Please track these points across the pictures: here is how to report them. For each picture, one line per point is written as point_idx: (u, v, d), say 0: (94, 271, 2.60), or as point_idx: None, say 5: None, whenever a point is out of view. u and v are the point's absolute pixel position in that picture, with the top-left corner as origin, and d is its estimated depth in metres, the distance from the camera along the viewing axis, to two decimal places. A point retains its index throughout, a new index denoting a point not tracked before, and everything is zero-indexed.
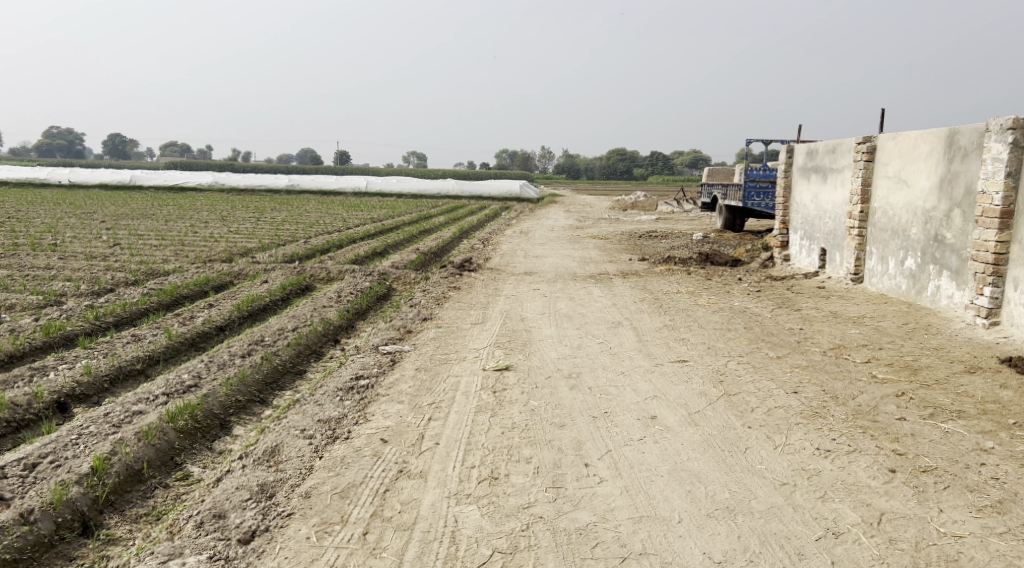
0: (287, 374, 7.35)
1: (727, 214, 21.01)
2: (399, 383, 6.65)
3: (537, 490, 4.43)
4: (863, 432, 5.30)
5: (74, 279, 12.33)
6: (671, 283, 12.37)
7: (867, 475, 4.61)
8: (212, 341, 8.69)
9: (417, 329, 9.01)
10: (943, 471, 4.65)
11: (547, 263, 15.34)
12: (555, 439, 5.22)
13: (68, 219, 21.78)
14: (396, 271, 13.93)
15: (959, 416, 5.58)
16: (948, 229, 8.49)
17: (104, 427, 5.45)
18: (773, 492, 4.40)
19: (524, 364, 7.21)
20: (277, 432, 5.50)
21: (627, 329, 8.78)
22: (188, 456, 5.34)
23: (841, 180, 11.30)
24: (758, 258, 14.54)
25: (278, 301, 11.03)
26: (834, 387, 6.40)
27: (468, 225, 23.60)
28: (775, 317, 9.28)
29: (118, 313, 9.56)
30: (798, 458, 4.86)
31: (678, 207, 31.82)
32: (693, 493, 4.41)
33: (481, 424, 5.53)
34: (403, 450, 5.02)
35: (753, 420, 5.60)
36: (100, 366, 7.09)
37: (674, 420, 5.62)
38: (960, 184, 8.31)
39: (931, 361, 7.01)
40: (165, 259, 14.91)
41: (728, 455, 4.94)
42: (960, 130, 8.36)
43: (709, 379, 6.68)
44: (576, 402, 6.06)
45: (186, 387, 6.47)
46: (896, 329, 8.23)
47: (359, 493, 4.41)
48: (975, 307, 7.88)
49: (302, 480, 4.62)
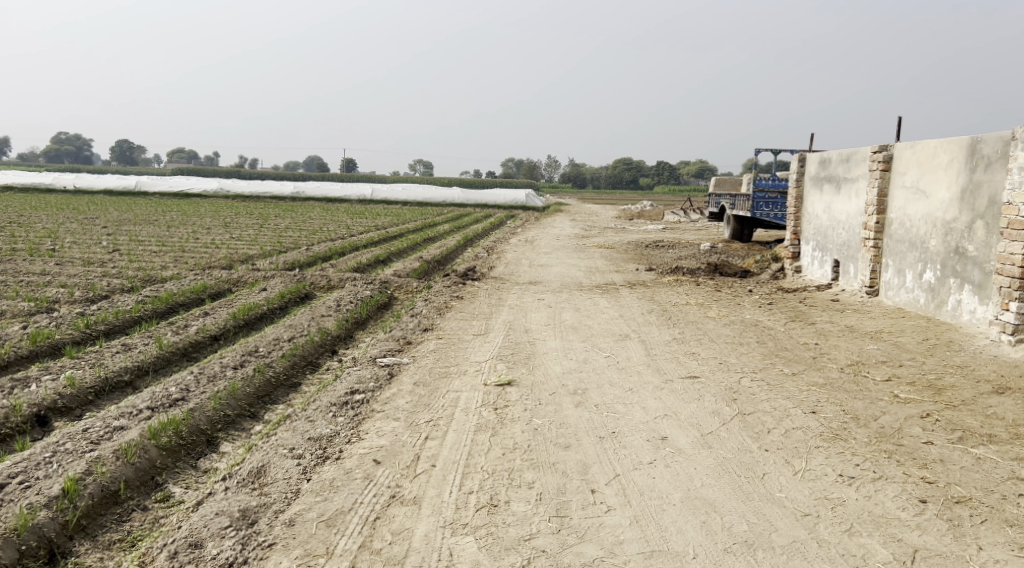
0: (280, 387, 7.04)
1: (735, 224, 20.66)
2: (395, 398, 6.34)
3: (540, 520, 4.10)
4: (888, 457, 4.96)
5: (68, 285, 12.08)
6: (679, 294, 12.04)
7: (896, 506, 4.26)
8: (205, 351, 8.40)
9: (417, 340, 8.71)
10: (978, 502, 4.31)
11: (552, 273, 15.01)
12: (560, 462, 4.90)
13: (70, 224, 21.55)
14: (398, 279, 13.64)
15: (991, 441, 5.23)
16: (969, 242, 8.16)
17: (82, 444, 5.15)
18: (795, 524, 4.07)
19: (527, 380, 6.88)
20: (264, 450, 5.19)
21: (635, 343, 8.46)
22: (170, 475, 5.04)
23: (855, 190, 10.98)
24: (768, 269, 14.18)
25: (275, 310, 10.74)
26: (854, 407, 6.05)
27: (474, 234, 23.37)
28: (789, 331, 8.93)
29: (109, 322, 9.27)
30: (820, 486, 4.53)
31: (685, 217, 31.57)
32: (708, 525, 4.07)
33: (481, 445, 5.21)
34: (396, 472, 4.70)
35: (770, 442, 5.26)
36: (85, 378, 6.80)
37: (686, 441, 5.29)
38: (984, 195, 7.99)
39: (955, 380, 6.67)
40: (164, 266, 14.65)
41: (744, 482, 4.61)
42: (982, 138, 8.05)
43: (722, 397, 6.35)
44: (582, 421, 5.74)
45: (172, 401, 6.17)
46: (917, 345, 7.88)
47: (348, 521, 4.10)
48: (1000, 323, 7.52)
49: (288, 505, 4.31)
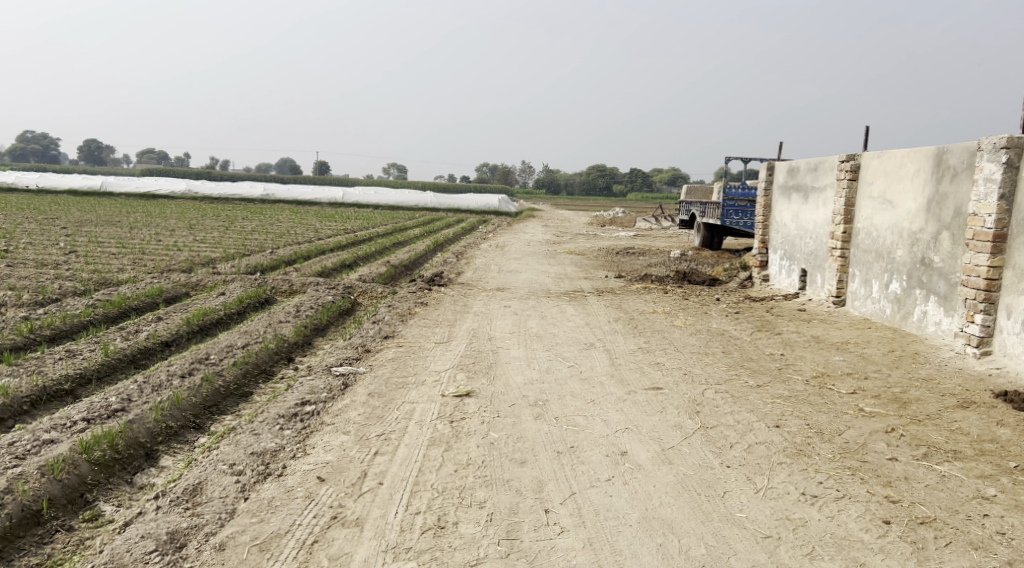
0: (230, 397, 6.75)
1: (705, 232, 20.61)
2: (348, 409, 6.08)
3: (488, 543, 3.90)
4: (852, 474, 4.82)
5: (17, 287, 11.64)
6: (647, 302, 11.89)
7: (859, 527, 4.12)
8: (154, 357, 8.07)
9: (376, 348, 8.45)
10: (943, 523, 4.18)
11: (520, 279, 14.80)
12: (514, 479, 4.68)
13: (28, 224, 20.97)
14: (363, 284, 13.36)
15: (956, 457, 5.12)
16: (935, 252, 8.10)
17: (6, 459, 4.84)
18: (754, 548, 3.92)
19: (487, 391, 6.65)
20: (203, 466, 4.91)
21: (600, 352, 8.28)
22: (101, 492, 4.75)
23: (822, 199, 10.93)
24: (737, 277, 14.09)
25: (232, 315, 10.42)
26: (819, 421, 5.91)
27: (445, 239, 23.16)
28: (755, 341, 8.81)
29: (56, 326, 8.88)
30: (782, 505, 4.37)
31: (657, 223, 31.63)
32: (665, 548, 3.90)
33: (433, 460, 4.97)
34: (340, 490, 4.46)
35: (732, 458, 5.10)
36: (21, 386, 6.47)
37: (646, 457, 5.11)
38: (949, 205, 7.94)
39: (921, 394, 6.56)
40: (121, 268, 14.21)
41: (703, 501, 4.43)
42: (948, 148, 8.00)
43: (685, 410, 6.17)
44: (540, 434, 5.53)
45: (111, 411, 5.85)
46: (882, 356, 7.80)
47: (283, 545, 3.87)
48: (966, 335, 7.46)
49: (220, 528, 4.05)
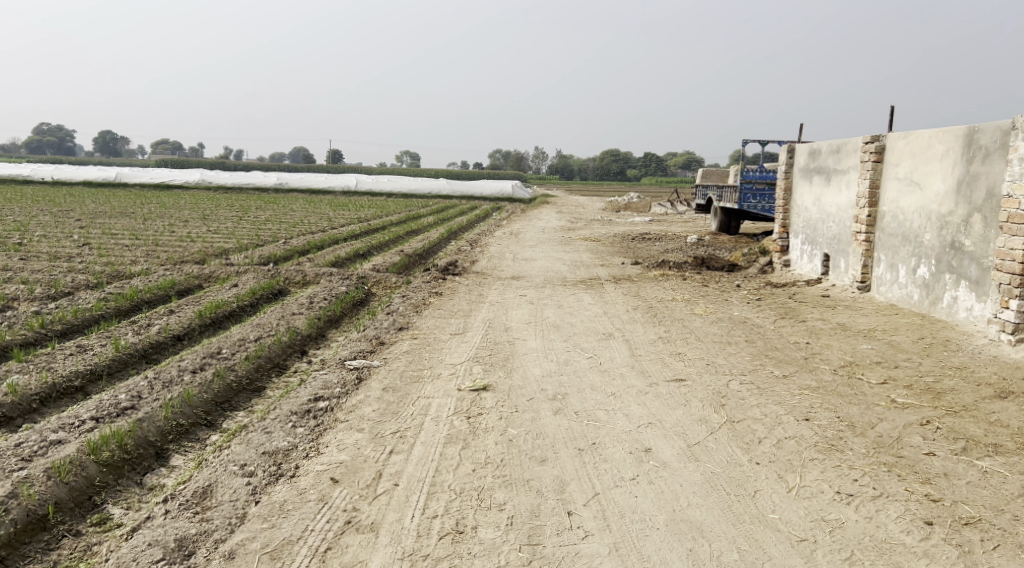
0: (242, 393, 6.60)
1: (723, 216, 20.26)
2: (361, 406, 5.91)
3: (509, 550, 3.73)
4: (889, 471, 4.60)
5: (29, 281, 11.54)
6: (666, 289, 11.64)
7: (899, 529, 3.92)
8: (166, 352, 7.94)
9: (390, 340, 8.28)
10: (989, 524, 3.97)
11: (536, 267, 14.57)
12: (534, 479, 4.50)
13: (43, 217, 20.93)
14: (376, 273, 13.19)
15: (997, 452, 4.88)
16: (966, 236, 7.82)
17: (12, 461, 4.71)
18: (789, 553, 3.72)
19: (504, 384, 6.46)
20: (213, 467, 4.77)
21: (619, 342, 8.06)
22: (110, 494, 4.61)
23: (846, 182, 10.62)
24: (756, 262, 13.79)
25: (245, 307, 10.27)
26: (849, 413, 5.69)
27: (459, 227, 22.98)
28: (778, 329, 8.56)
29: (67, 321, 8.77)
30: (816, 506, 4.16)
31: (672, 208, 31.28)
32: (695, 553, 3.72)
33: (450, 459, 4.80)
34: (354, 493, 4.30)
35: (761, 455, 4.89)
36: (29, 384, 6.34)
37: (671, 454, 4.90)
38: (981, 187, 7.65)
39: (955, 384, 6.32)
40: (134, 260, 14.11)
41: (733, 501, 4.22)
42: (980, 128, 7.70)
43: (710, 403, 5.95)
44: (560, 431, 5.34)
45: (121, 409, 5.72)
46: (912, 344, 7.54)
47: (295, 552, 3.72)
48: (1000, 322, 7.18)
49: (230, 534, 3.91)
